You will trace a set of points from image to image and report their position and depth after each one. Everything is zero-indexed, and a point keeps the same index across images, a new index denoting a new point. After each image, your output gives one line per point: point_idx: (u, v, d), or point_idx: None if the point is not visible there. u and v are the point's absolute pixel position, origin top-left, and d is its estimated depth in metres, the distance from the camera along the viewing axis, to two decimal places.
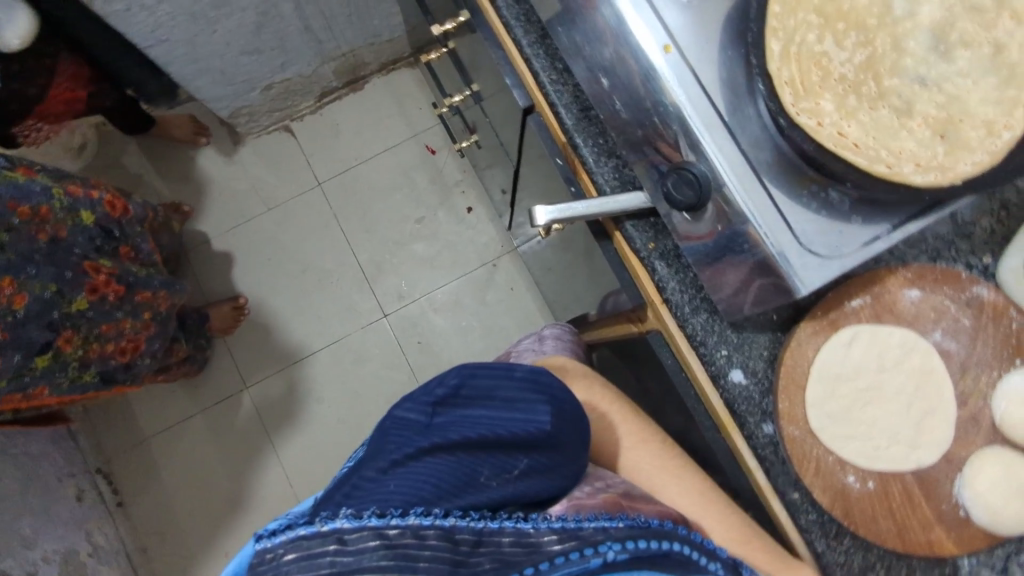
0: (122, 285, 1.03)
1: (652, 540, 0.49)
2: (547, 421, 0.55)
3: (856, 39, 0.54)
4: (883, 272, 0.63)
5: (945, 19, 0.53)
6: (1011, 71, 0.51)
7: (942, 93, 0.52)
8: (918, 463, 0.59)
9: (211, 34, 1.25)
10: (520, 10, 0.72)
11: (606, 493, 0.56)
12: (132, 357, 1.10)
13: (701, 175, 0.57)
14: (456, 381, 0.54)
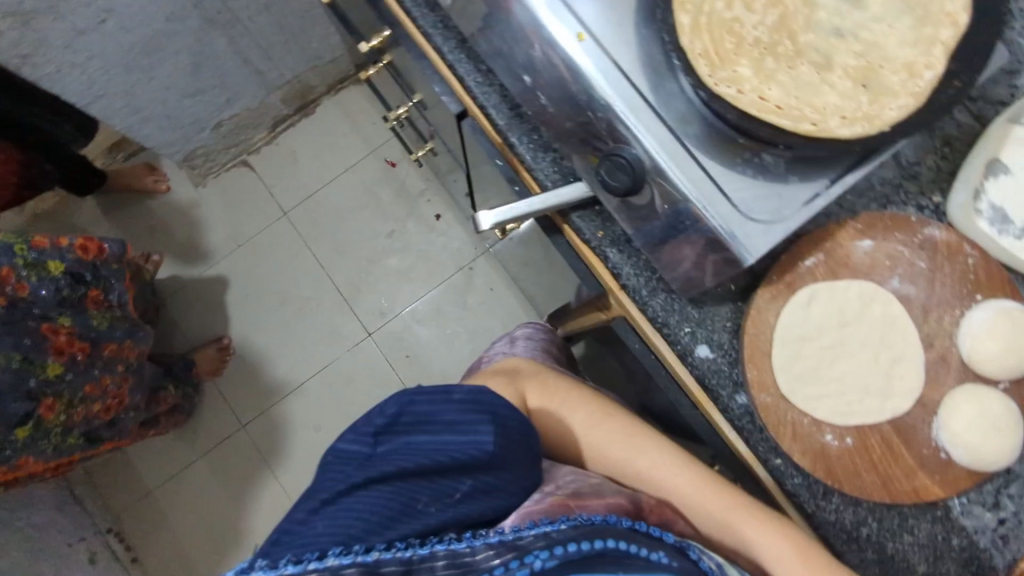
0: (87, 342, 1.02)
1: (583, 541, 0.46)
2: (489, 441, 0.53)
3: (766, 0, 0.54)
4: (833, 227, 0.62)
5: None
6: (925, 10, 0.53)
7: (860, 42, 0.53)
8: (893, 411, 0.59)
9: (148, 82, 1.24)
10: (436, 17, 0.71)
11: (553, 496, 0.54)
12: (116, 413, 1.11)
13: (633, 158, 0.56)
14: (394, 409, 0.52)
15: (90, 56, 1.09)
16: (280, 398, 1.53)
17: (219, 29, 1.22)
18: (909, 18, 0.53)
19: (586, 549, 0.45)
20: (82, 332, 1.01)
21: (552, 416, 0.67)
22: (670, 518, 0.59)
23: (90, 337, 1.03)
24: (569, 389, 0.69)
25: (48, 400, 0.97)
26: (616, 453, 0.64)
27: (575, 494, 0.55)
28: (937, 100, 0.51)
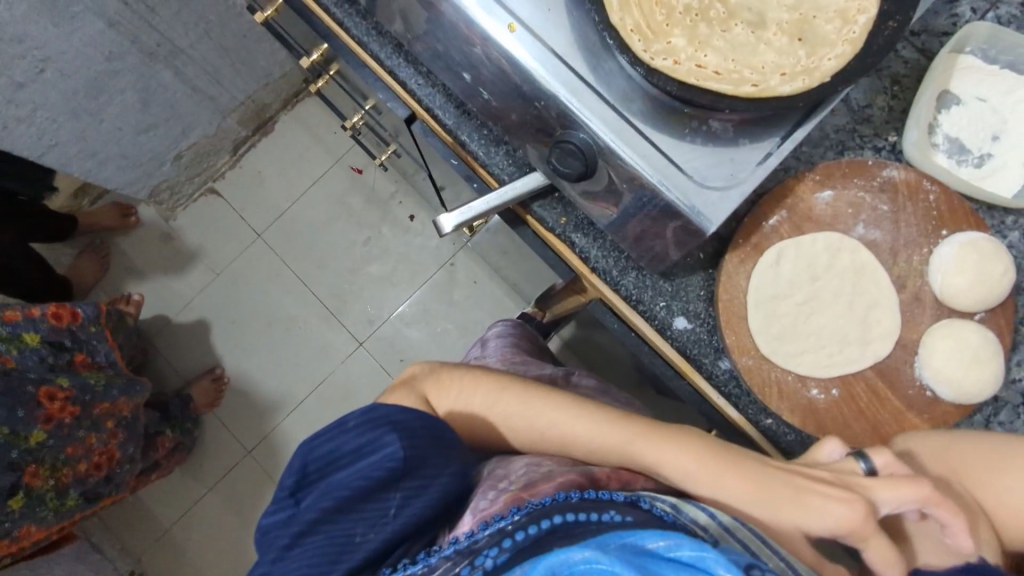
0: (80, 405, 1.01)
1: (530, 526, 0.41)
2: (399, 450, 0.48)
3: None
4: (793, 182, 0.62)
5: None
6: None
7: None
8: (875, 356, 0.59)
9: (99, 124, 1.22)
10: (368, 25, 0.70)
11: (508, 492, 0.48)
12: (110, 468, 1.10)
13: (583, 143, 0.56)
14: (297, 463, 0.47)
15: (35, 108, 1.08)
16: (281, 419, 1.53)
17: (162, 61, 1.20)
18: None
19: (535, 533, 0.40)
20: (78, 396, 1.02)
21: (458, 411, 0.58)
22: (630, 479, 0.51)
23: (83, 399, 1.02)
24: (474, 374, 0.60)
25: (31, 467, 0.97)
26: (545, 426, 0.54)
27: (529, 483, 0.49)
28: (874, 42, 0.51)
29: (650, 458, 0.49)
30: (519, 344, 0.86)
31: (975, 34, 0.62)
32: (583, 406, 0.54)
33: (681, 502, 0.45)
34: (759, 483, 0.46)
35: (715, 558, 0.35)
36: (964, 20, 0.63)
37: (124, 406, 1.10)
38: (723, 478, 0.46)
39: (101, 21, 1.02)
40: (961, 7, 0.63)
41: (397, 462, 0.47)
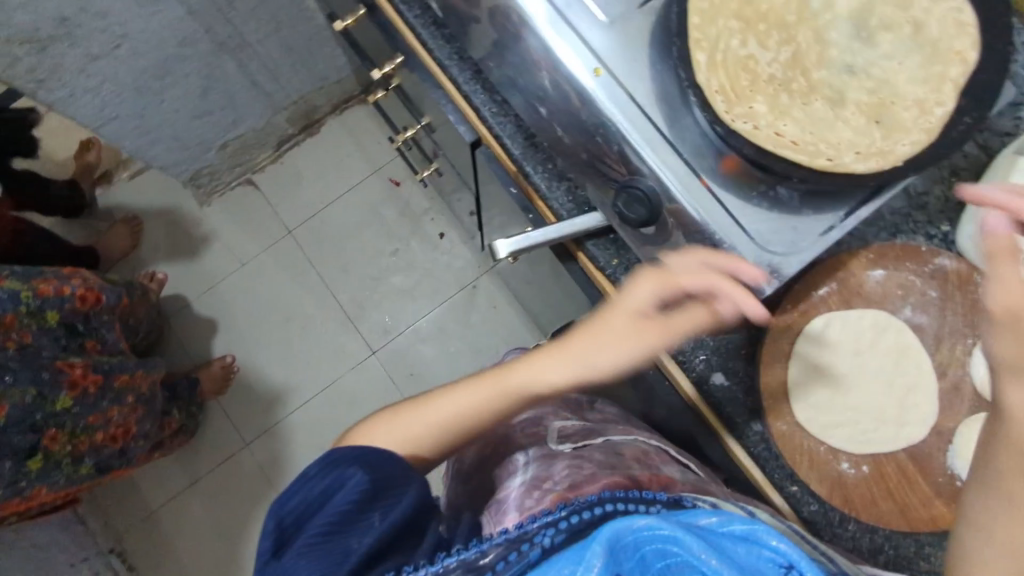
0: (101, 374, 1.03)
1: (584, 512, 0.44)
2: (363, 474, 0.53)
3: (779, 38, 0.56)
4: (845, 256, 0.63)
5: (862, 7, 0.56)
6: (934, 47, 0.55)
7: (871, 78, 0.55)
8: (909, 439, 0.60)
9: (159, 104, 1.25)
10: (453, 49, 0.73)
11: (552, 492, 0.53)
12: (125, 442, 1.11)
13: (649, 192, 0.57)
14: (272, 524, 0.51)
15: (103, 81, 1.11)
16: (285, 415, 1.53)
17: (229, 52, 1.23)
18: (919, 57, 0.55)
19: (590, 516, 0.43)
20: (97, 365, 1.03)
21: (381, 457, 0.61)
22: (668, 483, 0.54)
23: (104, 369, 1.04)
24: (372, 424, 0.63)
25: (51, 430, 0.97)
26: (442, 405, 0.62)
27: (572, 485, 0.53)
28: (949, 134, 0.52)
29: (521, 378, 0.62)
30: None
31: None
32: (449, 386, 0.63)
33: (719, 501, 0.48)
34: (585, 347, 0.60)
35: (767, 530, 0.38)
36: None
37: (143, 380, 1.12)
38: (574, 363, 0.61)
39: (181, 8, 1.05)
40: None
41: (365, 486, 0.52)
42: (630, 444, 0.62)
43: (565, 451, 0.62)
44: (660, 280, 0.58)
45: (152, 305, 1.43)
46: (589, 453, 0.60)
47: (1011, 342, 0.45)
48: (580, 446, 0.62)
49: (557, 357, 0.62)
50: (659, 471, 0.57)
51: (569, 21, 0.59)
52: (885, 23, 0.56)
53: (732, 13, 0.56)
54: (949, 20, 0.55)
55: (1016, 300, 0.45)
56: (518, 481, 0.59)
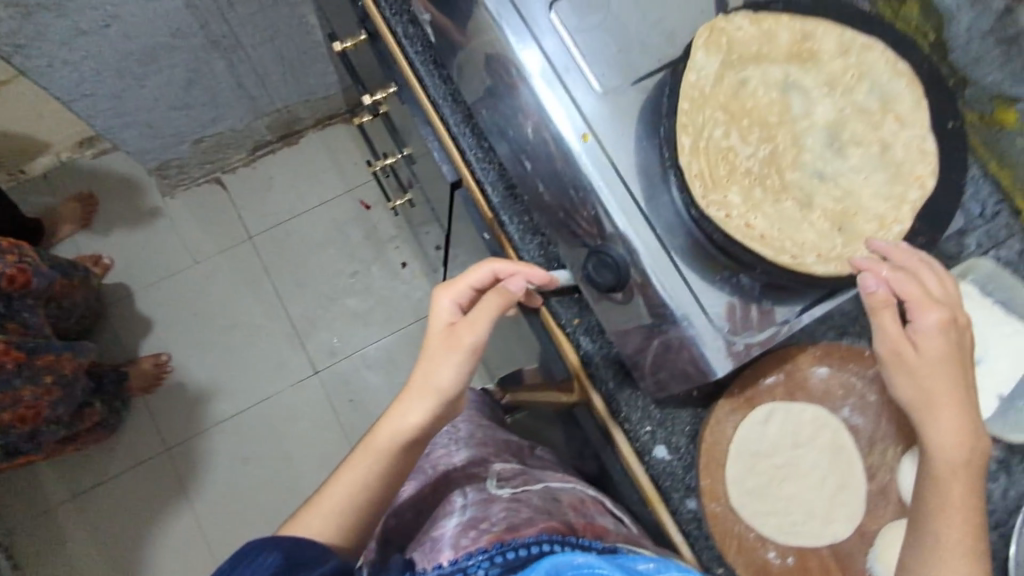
0: (23, 352, 0.98)
1: (520, 549, 0.43)
2: (275, 557, 0.48)
3: (760, 135, 0.59)
4: (794, 349, 0.65)
5: (838, 120, 0.60)
6: (897, 167, 0.58)
7: (839, 187, 0.58)
8: (834, 536, 0.61)
9: (139, 89, 1.22)
10: (447, 89, 0.74)
11: (490, 532, 0.49)
12: (34, 424, 1.04)
13: (619, 258, 0.59)
14: None
15: (85, 56, 1.08)
16: (211, 423, 1.46)
17: (221, 51, 1.22)
18: (884, 174, 0.58)
19: (526, 554, 0.42)
20: (20, 342, 0.98)
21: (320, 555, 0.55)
22: (602, 531, 0.53)
23: (27, 347, 0.99)
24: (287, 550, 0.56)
25: None
26: (342, 489, 0.56)
27: (510, 526, 0.49)
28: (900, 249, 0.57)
29: (387, 432, 0.57)
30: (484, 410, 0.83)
31: (979, 268, 0.71)
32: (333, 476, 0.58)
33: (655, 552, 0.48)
34: (419, 378, 0.57)
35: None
36: (966, 253, 0.71)
37: (68, 362, 1.06)
38: (426, 391, 0.57)
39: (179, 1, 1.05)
40: (969, 239, 0.72)
41: (280, 564, 0.48)
42: (568, 491, 0.59)
43: (503, 495, 0.57)
44: (452, 286, 0.59)
45: (91, 291, 1.37)
46: (527, 497, 0.56)
47: (907, 384, 0.54)
48: (518, 491, 0.57)
49: (409, 395, 0.58)
50: (593, 521, 0.54)
51: (565, 83, 0.62)
52: (856, 138, 0.59)
53: (718, 104, 0.59)
54: (914, 145, 0.58)
55: (898, 345, 0.54)
56: (454, 521, 0.55)
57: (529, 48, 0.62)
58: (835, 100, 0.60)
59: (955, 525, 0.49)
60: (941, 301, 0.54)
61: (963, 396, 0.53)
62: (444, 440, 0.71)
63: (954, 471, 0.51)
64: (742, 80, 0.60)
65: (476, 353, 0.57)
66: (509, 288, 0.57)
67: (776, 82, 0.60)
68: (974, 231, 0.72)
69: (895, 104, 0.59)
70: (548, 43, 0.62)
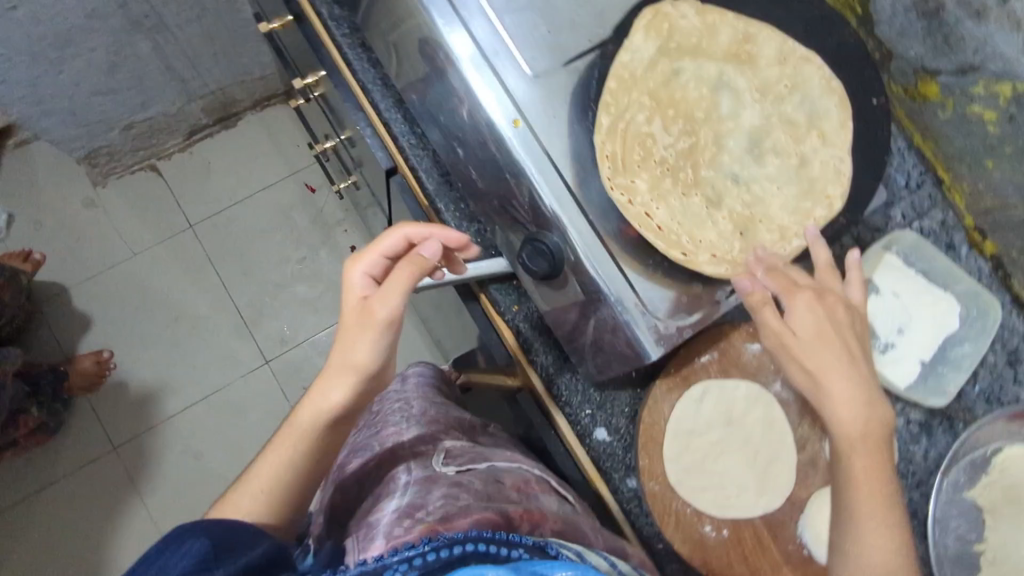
0: None
1: (443, 550, 0.41)
2: (202, 543, 0.45)
3: (683, 127, 0.61)
4: (728, 327, 0.66)
5: (762, 126, 0.62)
6: (810, 184, 0.62)
7: (749, 193, 0.62)
8: (765, 508, 0.64)
9: (57, 74, 1.16)
10: (377, 74, 0.72)
11: (423, 523, 0.49)
12: None
13: (554, 246, 0.58)
14: None
15: None
16: (161, 419, 1.43)
17: (144, 32, 1.17)
18: (795, 188, 0.62)
19: (447, 557, 0.41)
20: None
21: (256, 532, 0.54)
22: (538, 520, 0.53)
23: None
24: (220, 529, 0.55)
25: None
26: (270, 471, 0.55)
27: (444, 516, 0.49)
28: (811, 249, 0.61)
29: (307, 414, 0.56)
30: (434, 383, 0.83)
31: (901, 240, 0.73)
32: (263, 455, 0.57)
33: (586, 551, 0.47)
34: (335, 358, 0.55)
35: None
36: (892, 223, 0.74)
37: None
38: (344, 366, 0.54)
39: None
40: (894, 211, 0.74)
41: (208, 550, 0.45)
42: (512, 472, 0.60)
43: (447, 476, 0.56)
44: (363, 257, 0.57)
45: (20, 290, 1.32)
46: (469, 480, 0.56)
47: (797, 367, 0.55)
48: (462, 471, 0.57)
49: (329, 376, 0.55)
50: (531, 505, 0.55)
51: (495, 68, 0.59)
52: (777, 147, 0.62)
53: (646, 90, 0.60)
54: (830, 164, 0.62)
55: (781, 335, 0.55)
56: (393, 505, 0.53)
57: (457, 32, 0.59)
58: (765, 107, 0.62)
59: (862, 501, 0.51)
60: (810, 284, 0.57)
61: (852, 364, 0.54)
62: (396, 418, 0.70)
63: (852, 442, 0.53)
64: (675, 70, 0.61)
65: (394, 328, 0.55)
66: (423, 257, 0.56)
67: (708, 78, 0.61)
68: (898, 203, 0.75)
69: (821, 120, 0.62)
70: (478, 27, 0.60)
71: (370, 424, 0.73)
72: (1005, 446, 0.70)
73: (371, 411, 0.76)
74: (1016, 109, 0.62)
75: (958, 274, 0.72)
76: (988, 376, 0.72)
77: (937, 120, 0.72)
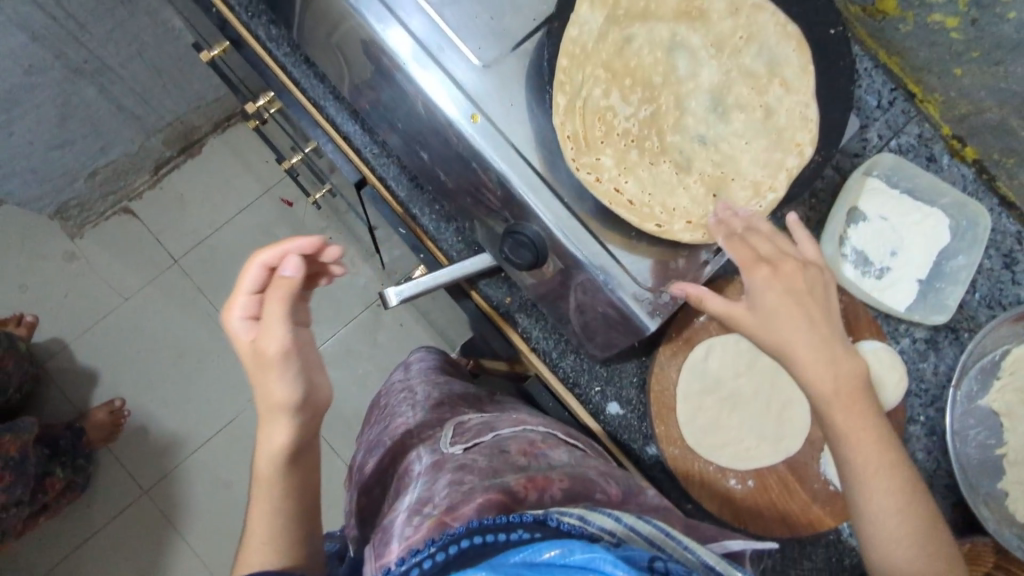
0: None
1: (438, 553, 0.39)
2: None
3: (642, 95, 0.59)
4: (721, 283, 0.67)
5: (722, 82, 0.61)
6: (778, 133, 0.60)
7: (718, 152, 0.60)
8: (786, 452, 0.65)
9: (8, 136, 1.14)
10: (327, 88, 0.70)
11: (430, 518, 0.47)
12: None
13: (534, 237, 0.57)
14: None
15: None
16: (185, 456, 1.44)
17: (88, 77, 1.15)
18: (764, 139, 0.60)
19: (443, 558, 0.39)
20: None
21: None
22: (544, 484, 0.51)
23: None
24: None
25: None
26: (264, 524, 0.54)
27: (450, 507, 0.48)
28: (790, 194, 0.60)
29: (262, 462, 0.54)
30: (441, 365, 0.83)
31: (881, 164, 0.72)
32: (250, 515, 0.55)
33: (588, 511, 0.43)
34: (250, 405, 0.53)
35: (605, 557, 0.33)
36: (871, 145, 0.73)
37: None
38: (267, 405, 0.52)
39: (23, 34, 0.99)
40: (870, 133, 0.73)
41: None
42: (517, 436, 0.59)
43: (453, 461, 0.55)
44: (233, 304, 0.54)
45: (21, 355, 1.32)
46: (474, 461, 0.54)
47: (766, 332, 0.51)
48: (469, 450, 0.56)
49: (262, 421, 0.54)
50: (537, 471, 0.53)
51: (442, 64, 0.57)
52: (740, 102, 0.61)
53: (600, 62, 0.58)
54: (796, 113, 0.60)
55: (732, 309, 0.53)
56: (407, 502, 0.52)
57: (394, 29, 0.57)
58: (722, 62, 0.61)
59: (864, 449, 0.50)
60: (766, 256, 0.53)
61: (819, 322, 0.51)
62: (404, 409, 0.70)
63: (837, 394, 0.50)
64: (626, 38, 0.59)
65: (291, 354, 0.52)
66: (282, 277, 0.51)
67: (661, 41, 0.59)
68: (873, 124, 0.73)
69: (781, 69, 0.60)
70: (417, 24, 0.58)
71: (382, 419, 0.74)
72: (1013, 347, 0.71)
73: (385, 404, 0.78)
74: (977, 13, 0.61)
75: (943, 187, 0.72)
76: (988, 282, 0.72)
77: (899, 35, 0.69)
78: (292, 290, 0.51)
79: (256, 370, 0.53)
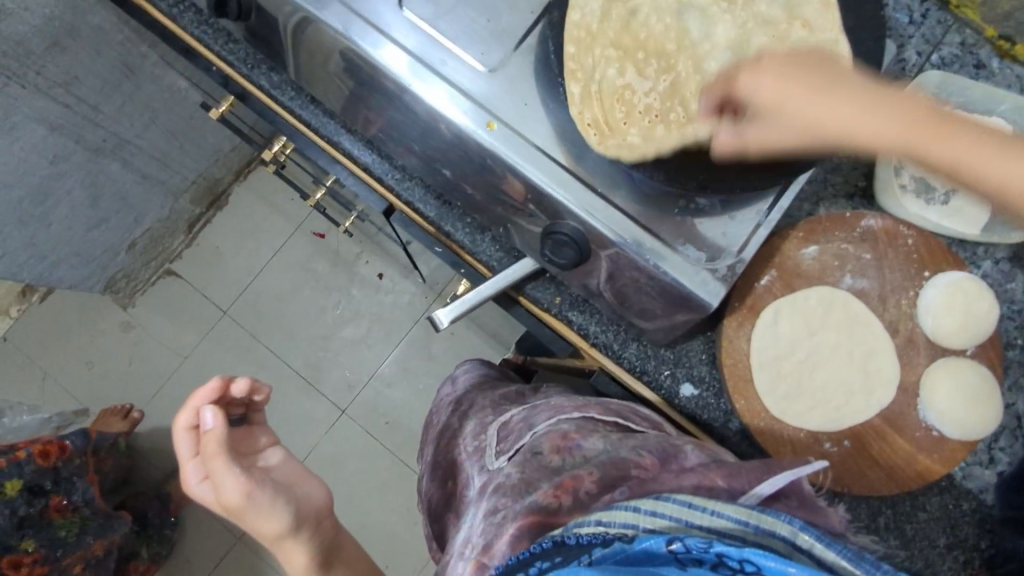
0: (49, 564, 1.09)
1: None
2: None
3: (657, 66, 0.56)
4: (777, 241, 0.64)
5: (739, 36, 0.56)
6: None
7: None
8: (881, 404, 0.62)
9: (47, 227, 1.18)
10: (337, 124, 0.69)
11: (472, 561, 0.50)
12: None
13: (574, 233, 0.56)
14: None
15: None
16: None
17: (109, 154, 1.17)
18: None
19: None
20: (47, 555, 1.09)
21: None
22: (573, 484, 0.50)
23: (54, 555, 1.10)
24: None
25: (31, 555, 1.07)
26: None
27: (487, 544, 0.50)
28: None
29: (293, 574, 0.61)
30: (492, 370, 0.83)
31: (927, 83, 0.67)
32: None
33: (606, 512, 0.41)
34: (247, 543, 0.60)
35: None
36: (911, 64, 0.69)
37: (65, 512, 1.14)
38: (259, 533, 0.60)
39: (43, 127, 1.02)
40: (907, 52, 0.69)
41: None
42: (548, 428, 0.57)
43: (490, 484, 0.56)
44: (190, 475, 0.63)
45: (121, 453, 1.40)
46: (507, 473, 0.55)
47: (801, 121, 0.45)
48: (506, 464, 0.57)
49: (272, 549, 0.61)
50: (568, 470, 0.52)
51: (445, 75, 0.55)
52: None
53: (609, 41, 0.56)
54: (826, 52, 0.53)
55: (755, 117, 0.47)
56: (460, 536, 0.55)
57: (385, 45, 0.55)
58: (736, 15, 0.57)
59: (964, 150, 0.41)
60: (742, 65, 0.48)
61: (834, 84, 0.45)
62: (452, 420, 0.73)
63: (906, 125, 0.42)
64: (631, 10, 0.56)
65: (250, 487, 0.59)
66: (208, 431, 0.60)
67: (668, 6, 0.57)
68: (909, 42, 0.68)
69: (801, 8, 0.55)
70: (409, 39, 0.55)
71: (432, 435, 0.78)
72: None
73: (434, 421, 0.81)
74: None
75: (999, 93, 0.66)
76: None
77: None
78: (220, 439, 0.60)
79: (238, 514, 0.60)
